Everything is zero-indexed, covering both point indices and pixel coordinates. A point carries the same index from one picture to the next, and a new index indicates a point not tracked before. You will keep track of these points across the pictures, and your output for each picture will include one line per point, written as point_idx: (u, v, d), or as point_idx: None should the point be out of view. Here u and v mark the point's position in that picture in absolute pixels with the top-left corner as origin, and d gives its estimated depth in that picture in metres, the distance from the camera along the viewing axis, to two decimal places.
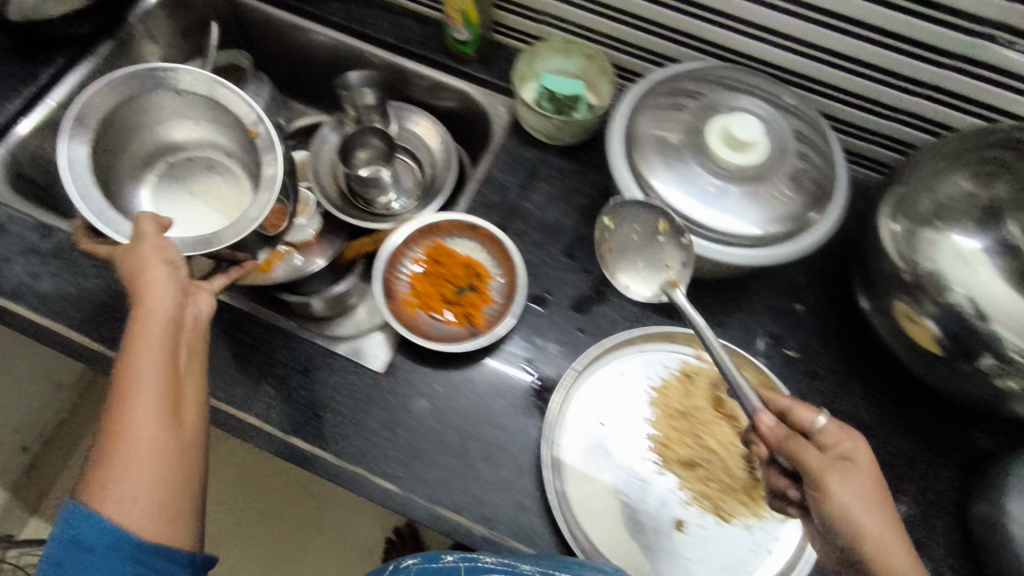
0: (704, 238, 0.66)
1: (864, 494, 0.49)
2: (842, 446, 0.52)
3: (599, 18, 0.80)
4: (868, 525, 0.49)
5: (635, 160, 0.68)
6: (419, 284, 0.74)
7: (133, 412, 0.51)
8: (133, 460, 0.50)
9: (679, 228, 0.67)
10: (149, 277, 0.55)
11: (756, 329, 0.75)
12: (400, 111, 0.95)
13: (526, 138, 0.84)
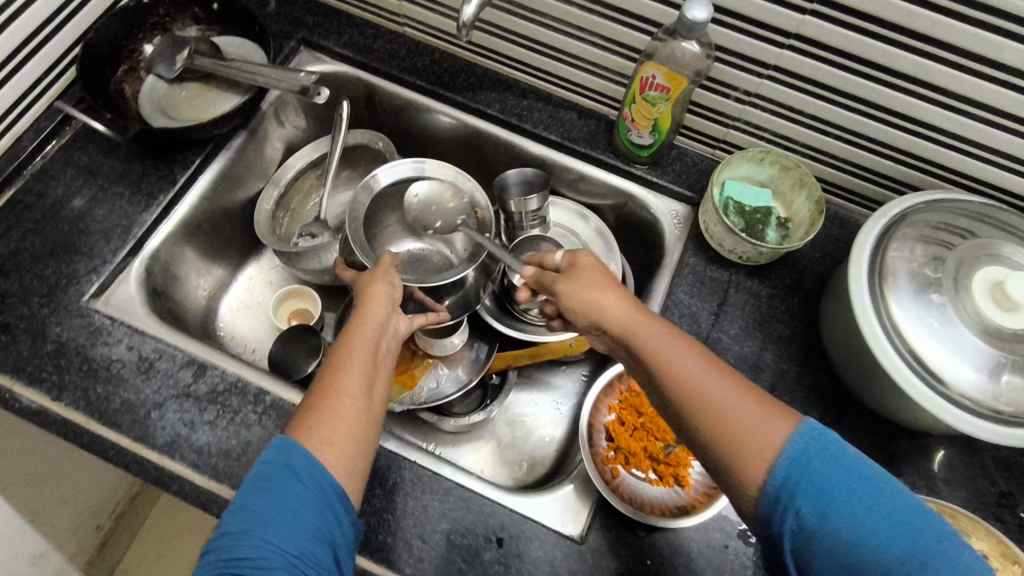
0: (962, 408, 0.58)
1: (585, 287, 0.60)
2: (586, 255, 0.64)
3: (806, 130, 0.73)
4: (588, 307, 0.59)
5: (883, 302, 0.61)
6: (619, 437, 0.69)
7: (340, 381, 0.53)
8: (333, 415, 0.51)
9: (933, 390, 0.58)
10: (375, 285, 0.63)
11: (988, 484, 0.68)
12: (557, 208, 0.86)
13: (710, 254, 0.77)
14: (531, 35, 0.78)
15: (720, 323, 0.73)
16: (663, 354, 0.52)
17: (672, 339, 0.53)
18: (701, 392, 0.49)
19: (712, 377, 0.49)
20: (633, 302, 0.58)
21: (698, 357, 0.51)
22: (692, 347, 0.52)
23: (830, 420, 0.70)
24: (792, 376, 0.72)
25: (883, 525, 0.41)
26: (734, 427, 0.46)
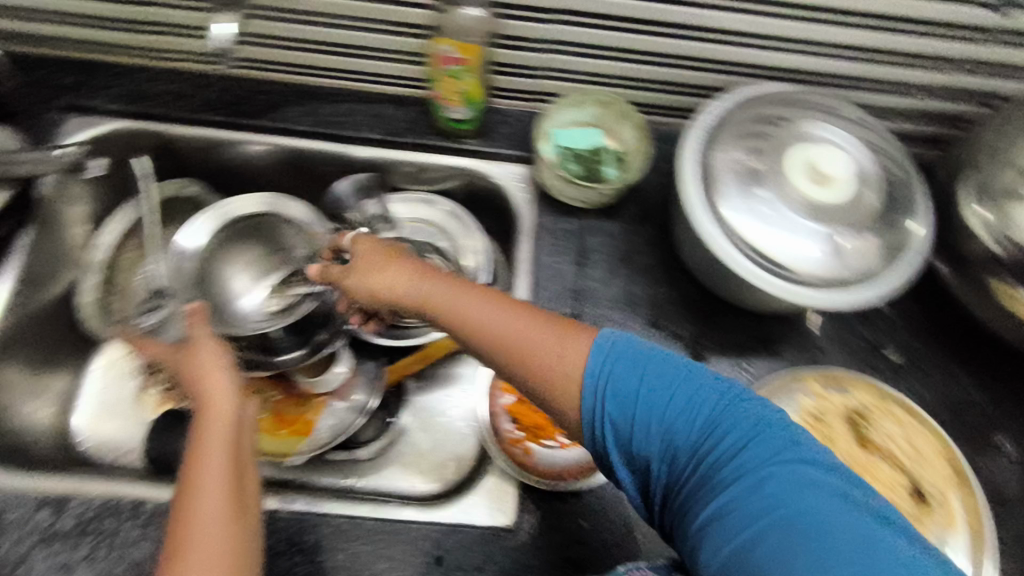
0: (812, 283, 0.61)
1: (369, 272, 0.57)
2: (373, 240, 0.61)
3: (610, 61, 0.73)
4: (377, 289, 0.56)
5: (720, 211, 0.63)
6: (521, 414, 0.69)
7: (195, 496, 0.43)
8: (202, 536, 0.41)
9: (784, 276, 0.61)
10: (204, 359, 0.55)
11: (857, 337, 0.75)
12: (404, 205, 0.83)
13: (560, 208, 0.77)
14: (311, 37, 0.73)
15: (587, 272, 0.74)
16: (455, 307, 0.51)
17: (456, 292, 0.52)
18: (493, 332, 0.49)
19: (504, 315, 0.49)
20: (409, 264, 0.56)
21: (492, 301, 0.51)
22: (484, 292, 0.51)
23: (710, 329, 0.73)
24: (667, 299, 0.74)
25: (699, 405, 0.44)
26: (542, 357, 0.47)
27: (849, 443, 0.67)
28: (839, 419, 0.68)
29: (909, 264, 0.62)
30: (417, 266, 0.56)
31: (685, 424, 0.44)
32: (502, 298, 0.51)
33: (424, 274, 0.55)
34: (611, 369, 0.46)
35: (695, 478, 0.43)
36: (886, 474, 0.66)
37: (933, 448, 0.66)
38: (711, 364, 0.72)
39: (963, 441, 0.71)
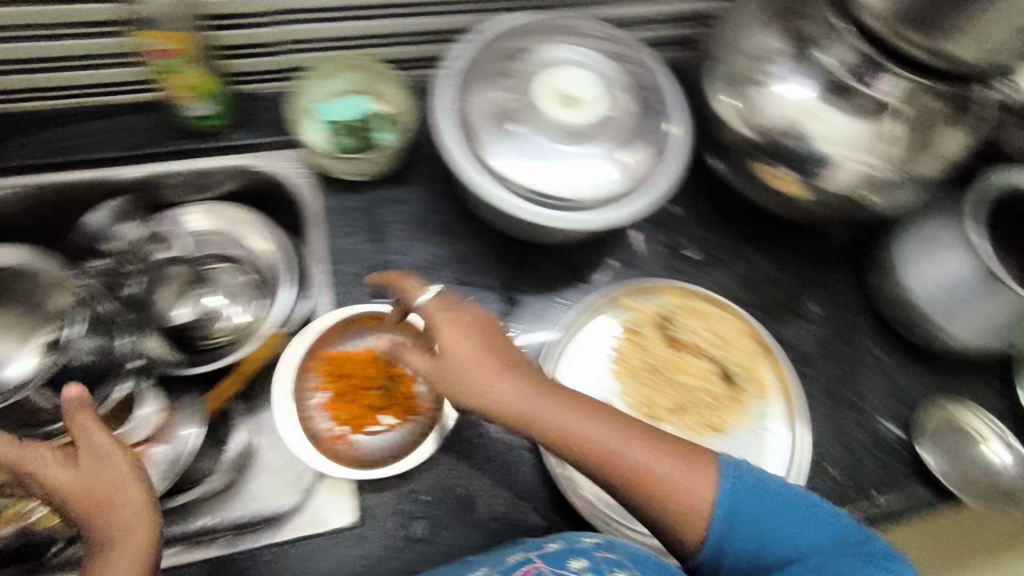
0: (586, 206, 0.62)
1: (468, 365, 0.54)
2: (457, 300, 0.58)
3: (351, 20, 0.69)
4: (483, 390, 0.53)
5: (485, 153, 0.61)
6: (337, 411, 0.63)
7: None
8: None
9: (558, 207, 0.61)
10: (119, 480, 0.47)
11: (656, 245, 0.78)
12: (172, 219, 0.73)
13: (344, 185, 0.73)
14: (15, 55, 0.65)
15: (385, 244, 0.71)
16: (525, 409, 0.53)
17: (530, 395, 0.54)
18: (549, 429, 0.53)
19: (660, 456, 0.52)
20: (481, 348, 0.55)
21: (594, 416, 0.54)
22: (580, 407, 0.54)
23: (516, 271, 0.73)
24: (472, 253, 0.73)
25: (801, 533, 0.50)
26: (665, 493, 0.51)
27: (660, 346, 0.71)
28: (651, 327, 0.71)
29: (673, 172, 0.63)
30: (510, 354, 0.56)
31: (795, 546, 0.49)
32: (634, 422, 0.55)
33: (496, 378, 0.54)
34: (743, 526, 0.50)
35: (767, 554, 0.49)
36: (695, 366, 0.70)
37: (735, 331, 0.71)
38: (526, 305, 0.72)
39: (764, 314, 0.77)
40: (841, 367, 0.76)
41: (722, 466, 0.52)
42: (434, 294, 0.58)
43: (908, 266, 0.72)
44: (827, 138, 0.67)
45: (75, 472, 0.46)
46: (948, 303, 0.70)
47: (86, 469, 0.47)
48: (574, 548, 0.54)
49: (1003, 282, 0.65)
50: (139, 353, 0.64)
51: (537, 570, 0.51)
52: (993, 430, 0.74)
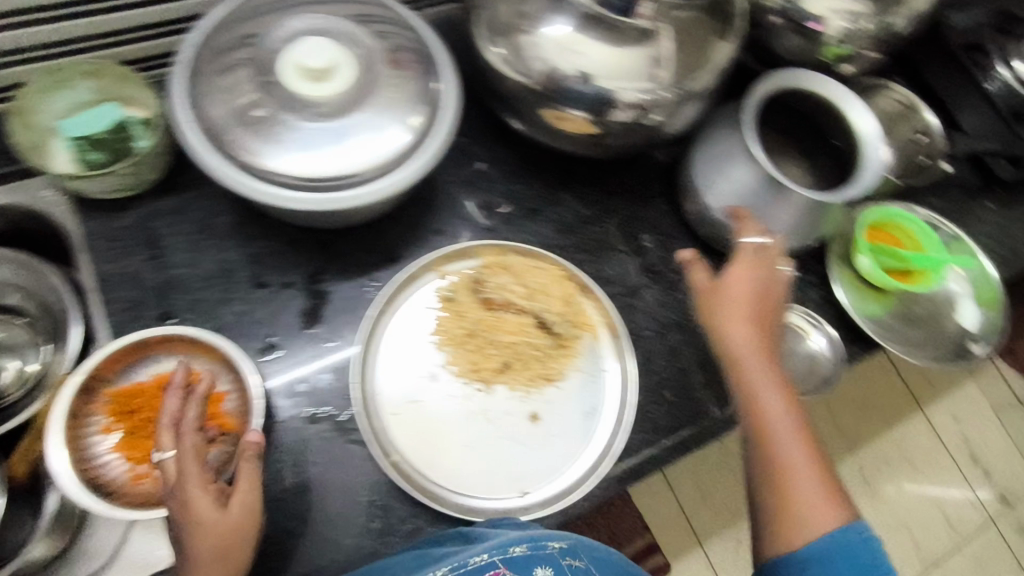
0: (358, 185, 0.59)
1: (732, 311, 0.62)
2: (777, 267, 0.66)
3: (61, 21, 0.61)
4: (728, 336, 0.61)
5: (236, 153, 0.58)
6: (132, 450, 0.58)
7: None
8: None
9: (327, 194, 0.59)
10: (222, 531, 0.51)
11: (466, 205, 0.75)
12: None
13: (104, 205, 0.65)
14: None
15: (163, 260, 0.65)
16: (755, 386, 0.60)
17: (789, 407, 0.59)
18: (767, 428, 0.58)
19: (819, 492, 0.56)
20: (755, 347, 0.61)
21: (806, 419, 0.59)
22: (794, 409, 0.60)
23: (323, 263, 0.69)
24: (265, 251, 0.68)
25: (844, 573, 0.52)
26: (787, 504, 0.56)
27: (476, 310, 0.69)
28: (466, 291, 0.69)
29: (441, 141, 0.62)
30: (770, 312, 0.63)
31: None
32: (818, 458, 0.58)
33: (768, 381, 0.60)
34: (829, 561, 0.53)
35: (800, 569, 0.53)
36: (513, 322, 0.68)
37: (551, 279, 0.71)
38: (337, 296, 0.69)
39: (585, 256, 0.76)
40: (667, 293, 0.77)
41: (846, 527, 0.54)
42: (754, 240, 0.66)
43: (704, 185, 0.73)
44: (600, 73, 0.65)
45: (220, 511, 0.51)
46: (743, 215, 0.72)
47: (224, 512, 0.52)
48: (537, 554, 0.52)
49: (787, 187, 0.67)
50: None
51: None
52: (810, 323, 0.78)
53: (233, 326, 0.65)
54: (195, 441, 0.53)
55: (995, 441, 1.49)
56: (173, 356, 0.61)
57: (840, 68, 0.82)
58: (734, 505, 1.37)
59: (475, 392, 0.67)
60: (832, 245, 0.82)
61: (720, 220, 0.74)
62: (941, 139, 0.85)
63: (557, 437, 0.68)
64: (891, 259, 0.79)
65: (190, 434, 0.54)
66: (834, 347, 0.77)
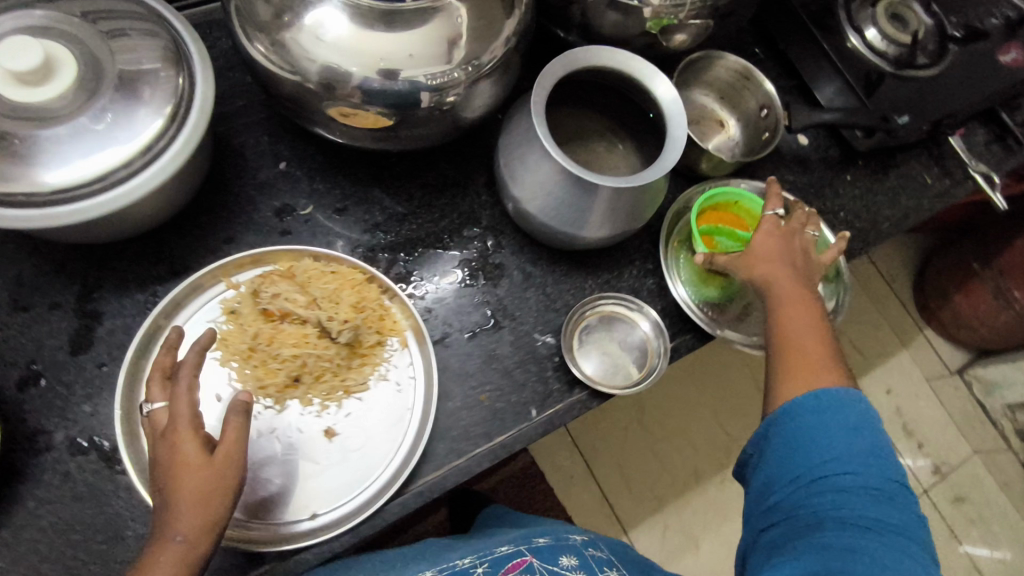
0: (90, 196, 0.55)
1: (762, 243, 0.68)
2: (804, 234, 0.71)
3: None
4: (756, 264, 0.67)
5: None
6: None
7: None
8: None
9: (51, 207, 0.54)
10: (201, 489, 0.49)
11: (262, 211, 0.71)
12: None
13: None
14: None
15: None
16: (784, 310, 0.64)
17: (800, 309, 0.64)
18: (795, 340, 0.62)
19: (830, 377, 0.59)
20: (780, 263, 0.67)
21: (819, 319, 0.64)
22: (817, 310, 0.65)
23: (97, 279, 0.65)
24: (31, 271, 0.64)
25: (849, 440, 0.54)
26: (801, 372, 0.60)
27: (257, 323, 0.64)
28: (248, 301, 0.65)
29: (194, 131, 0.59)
30: (802, 260, 0.68)
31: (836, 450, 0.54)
32: (827, 344, 0.62)
33: (788, 287, 0.65)
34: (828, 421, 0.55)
35: (802, 428, 0.56)
36: (295, 332, 0.64)
37: (345, 283, 0.66)
38: (110, 315, 0.64)
39: (393, 256, 0.72)
40: (486, 290, 0.73)
41: (841, 387, 0.58)
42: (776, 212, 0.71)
43: (507, 176, 0.69)
44: (370, 54, 0.59)
45: (204, 464, 0.50)
46: (556, 209, 0.67)
47: (208, 468, 0.50)
48: (561, 544, 0.66)
49: (586, 180, 0.63)
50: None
51: (528, 561, 0.62)
52: (634, 311, 0.74)
53: None
54: (191, 400, 0.52)
55: (929, 414, 1.43)
56: None
57: (672, 39, 0.77)
58: (656, 493, 1.27)
59: (266, 408, 0.63)
60: (666, 228, 0.78)
61: (532, 213, 0.69)
62: (780, 111, 0.79)
63: (357, 453, 0.64)
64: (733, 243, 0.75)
65: (191, 390, 0.53)
66: (658, 331, 0.73)
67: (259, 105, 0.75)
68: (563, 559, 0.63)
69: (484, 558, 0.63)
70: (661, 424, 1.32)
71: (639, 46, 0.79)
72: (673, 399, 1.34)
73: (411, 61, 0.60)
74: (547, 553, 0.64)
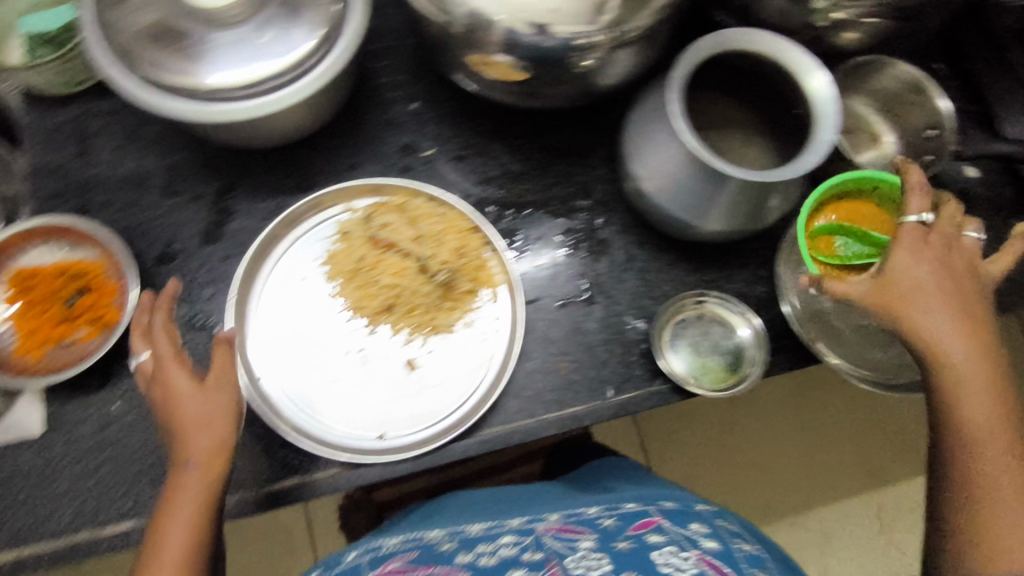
0: (242, 100, 0.61)
1: (933, 294, 0.53)
2: (959, 235, 0.56)
3: None
4: (928, 325, 0.52)
5: (129, 56, 0.61)
6: (23, 324, 0.63)
7: (166, 520, 0.51)
8: (173, 534, 0.50)
9: (208, 102, 0.61)
10: (209, 412, 0.52)
11: (387, 145, 0.73)
12: None
13: (49, 103, 0.71)
14: None
15: (89, 158, 0.69)
16: (963, 395, 0.51)
17: (981, 392, 0.51)
18: (974, 439, 0.51)
19: (1018, 470, 0.49)
20: (965, 330, 0.52)
21: (988, 365, 0.52)
22: (986, 353, 0.52)
23: (235, 181, 0.70)
24: (184, 162, 0.70)
25: None
26: (988, 505, 0.49)
27: (367, 248, 0.68)
28: (360, 228, 0.68)
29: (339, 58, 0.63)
30: (961, 284, 0.54)
31: None
32: (1003, 405, 0.51)
33: (968, 366, 0.52)
34: None
35: None
36: (398, 263, 0.67)
37: (453, 225, 0.68)
38: (242, 214, 0.69)
39: (501, 211, 0.73)
40: (586, 262, 0.72)
41: None
42: (921, 219, 0.55)
43: (631, 152, 0.68)
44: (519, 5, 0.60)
45: (196, 392, 0.53)
46: (677, 193, 0.65)
47: (201, 395, 0.53)
48: (689, 511, 0.65)
49: (715, 167, 0.60)
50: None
51: (657, 522, 0.62)
52: (735, 314, 0.71)
53: (137, 229, 0.68)
54: (170, 335, 0.55)
55: None
56: (72, 246, 0.64)
57: (839, 36, 0.72)
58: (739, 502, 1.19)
59: (359, 328, 0.67)
60: (788, 245, 0.71)
61: (649, 192, 0.68)
62: (952, 133, 0.72)
63: (433, 388, 0.66)
64: (859, 242, 0.64)
65: (168, 328, 0.56)
66: (759, 340, 0.69)
67: (405, 42, 0.76)
68: (691, 526, 0.62)
69: (614, 512, 0.65)
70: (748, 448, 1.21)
71: (801, 39, 0.73)
72: (770, 423, 1.21)
73: (553, 15, 0.60)
74: (677, 519, 0.63)
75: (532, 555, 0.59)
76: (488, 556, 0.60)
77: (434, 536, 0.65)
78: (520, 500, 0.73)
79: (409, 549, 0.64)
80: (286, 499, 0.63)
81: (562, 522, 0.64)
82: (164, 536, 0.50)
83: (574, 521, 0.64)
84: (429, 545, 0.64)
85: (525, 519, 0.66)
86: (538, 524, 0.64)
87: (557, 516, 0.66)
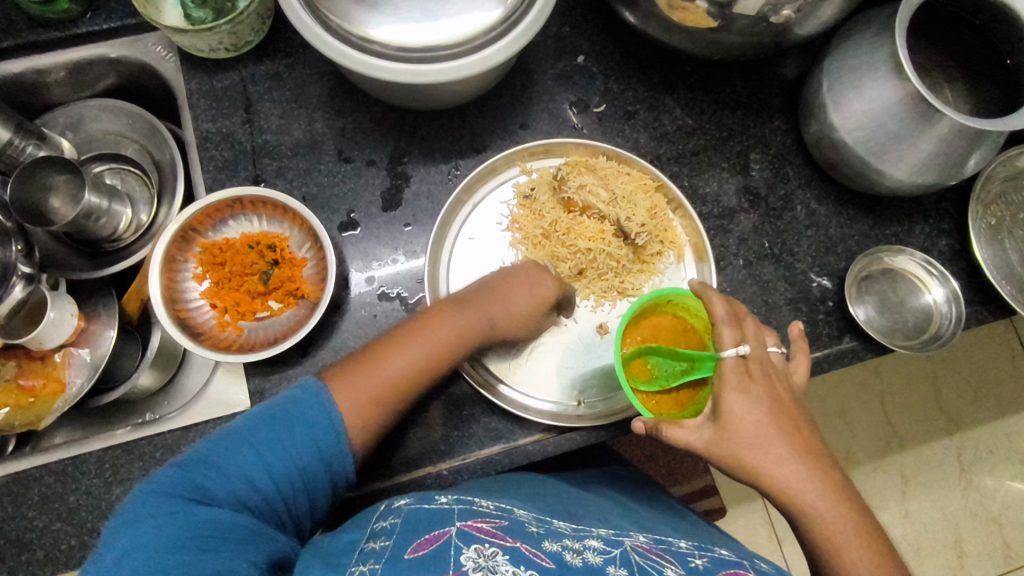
0: (432, 65, 0.53)
1: (752, 443, 0.48)
2: (768, 354, 0.51)
3: None
4: (770, 465, 0.48)
5: (315, 4, 0.53)
6: (218, 297, 0.62)
7: (422, 333, 0.55)
8: (414, 353, 0.54)
9: (399, 64, 0.53)
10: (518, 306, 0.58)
11: (558, 102, 0.71)
12: (72, 115, 0.75)
13: (211, 66, 0.68)
14: None
15: (258, 125, 0.67)
16: (831, 530, 0.46)
17: (851, 522, 0.47)
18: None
19: None
20: (819, 466, 0.48)
21: (847, 513, 0.47)
22: (851, 515, 0.47)
23: (407, 145, 0.68)
24: (354, 125, 0.68)
25: None
26: None
27: (555, 211, 0.66)
28: (546, 190, 0.67)
29: (511, 46, 0.54)
30: (791, 415, 0.49)
31: None
32: (883, 551, 0.46)
33: (835, 499, 0.47)
34: None
35: None
36: (593, 227, 0.65)
37: (641, 183, 0.66)
38: (418, 178, 0.67)
39: (679, 169, 0.71)
40: (767, 220, 0.70)
41: None
42: (738, 353, 0.49)
43: (828, 102, 0.64)
44: None
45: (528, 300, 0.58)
46: (883, 144, 0.61)
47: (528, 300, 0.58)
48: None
49: (937, 110, 0.55)
50: (15, 237, 0.64)
51: None
52: (932, 274, 0.69)
53: (317, 198, 0.66)
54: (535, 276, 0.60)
55: None
56: (259, 218, 0.63)
57: None
58: (885, 436, 1.06)
59: None
60: (977, 191, 0.70)
61: (845, 144, 0.65)
62: None
63: None
64: (670, 359, 0.55)
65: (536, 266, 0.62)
66: (952, 300, 0.68)
67: None
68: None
69: (706, 557, 0.46)
70: (859, 420, 1.07)
71: None
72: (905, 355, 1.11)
73: None
74: None
75: (620, 570, 0.40)
76: (575, 553, 0.41)
77: (524, 514, 0.47)
78: (591, 507, 0.55)
79: (497, 515, 0.46)
80: (493, 466, 0.62)
81: (648, 545, 0.46)
82: (407, 346, 0.54)
83: (663, 548, 0.46)
84: (518, 520, 0.46)
85: (611, 531, 0.49)
86: (625, 539, 0.47)
87: (645, 540, 0.48)
